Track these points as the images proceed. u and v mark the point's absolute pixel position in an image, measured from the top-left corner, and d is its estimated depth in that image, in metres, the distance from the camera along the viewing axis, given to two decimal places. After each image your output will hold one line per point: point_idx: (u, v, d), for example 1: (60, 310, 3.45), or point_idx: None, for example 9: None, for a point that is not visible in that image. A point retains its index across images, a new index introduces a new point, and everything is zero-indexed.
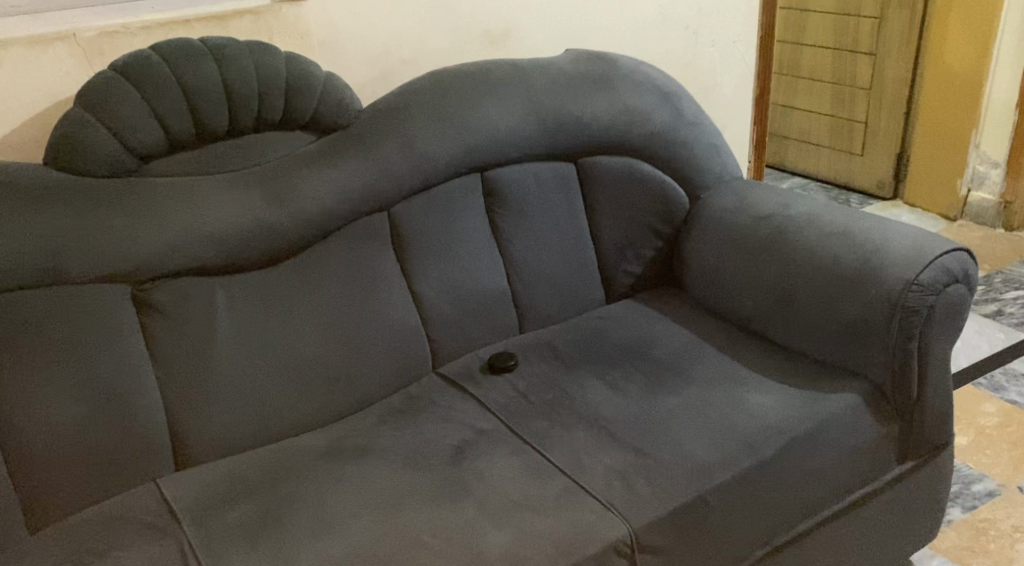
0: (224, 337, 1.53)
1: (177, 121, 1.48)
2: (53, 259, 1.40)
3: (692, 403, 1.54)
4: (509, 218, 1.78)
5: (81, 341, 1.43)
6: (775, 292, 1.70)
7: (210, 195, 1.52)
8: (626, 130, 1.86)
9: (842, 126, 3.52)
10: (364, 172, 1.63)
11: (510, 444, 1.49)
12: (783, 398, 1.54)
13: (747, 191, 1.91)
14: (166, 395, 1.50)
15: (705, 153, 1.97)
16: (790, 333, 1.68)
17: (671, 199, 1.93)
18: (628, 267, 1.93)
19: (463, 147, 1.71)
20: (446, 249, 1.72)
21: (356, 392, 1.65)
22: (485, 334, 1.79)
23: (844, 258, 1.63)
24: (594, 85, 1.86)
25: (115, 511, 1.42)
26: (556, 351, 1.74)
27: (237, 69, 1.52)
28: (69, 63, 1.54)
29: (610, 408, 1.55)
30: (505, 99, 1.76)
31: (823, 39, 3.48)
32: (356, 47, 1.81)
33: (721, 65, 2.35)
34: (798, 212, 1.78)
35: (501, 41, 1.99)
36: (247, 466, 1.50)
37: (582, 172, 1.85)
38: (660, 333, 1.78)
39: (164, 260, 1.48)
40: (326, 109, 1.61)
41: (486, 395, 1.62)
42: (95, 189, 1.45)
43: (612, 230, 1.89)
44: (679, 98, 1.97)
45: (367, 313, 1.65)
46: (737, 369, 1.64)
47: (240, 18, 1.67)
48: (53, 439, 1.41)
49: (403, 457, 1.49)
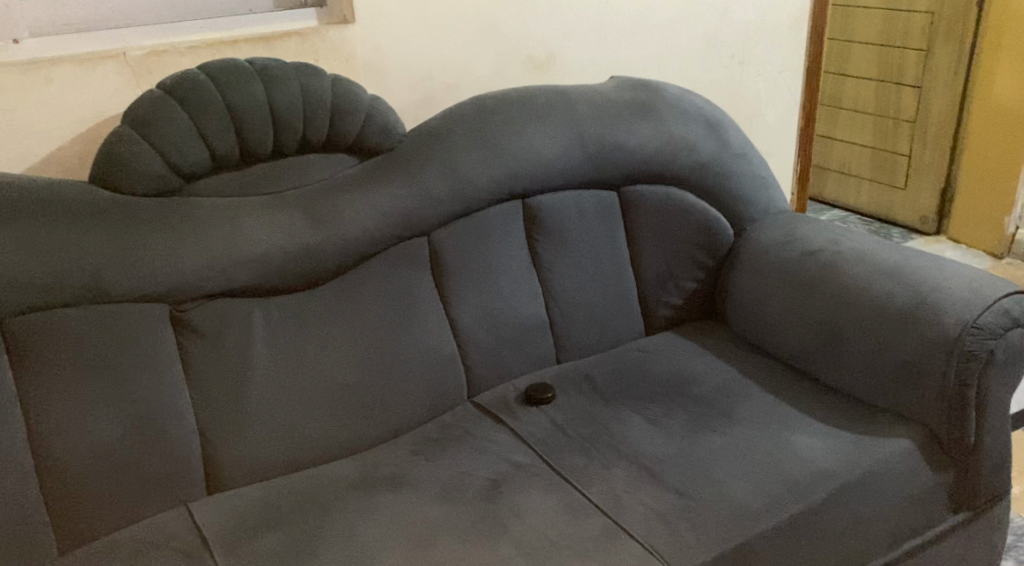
0: (261, 361, 1.51)
1: (222, 141, 1.48)
2: (94, 277, 1.39)
3: (735, 444, 1.50)
4: (549, 246, 1.76)
5: (118, 361, 1.41)
6: (822, 331, 1.66)
7: (252, 217, 1.51)
8: (671, 160, 1.83)
9: (886, 158, 3.46)
10: (405, 197, 1.61)
11: (547, 480, 1.46)
12: (831, 441, 1.49)
13: (794, 225, 1.87)
14: (201, 418, 1.48)
15: (751, 185, 1.93)
16: (838, 374, 1.63)
17: (716, 231, 1.90)
18: (668, 299, 1.89)
19: (505, 173, 1.69)
20: (486, 277, 1.70)
21: (391, 420, 1.62)
22: (522, 365, 1.76)
23: (897, 297, 1.58)
24: (640, 113, 1.83)
25: (142, 535, 1.40)
26: (595, 384, 1.70)
27: (283, 91, 1.51)
28: (118, 81, 1.55)
29: (651, 445, 1.51)
30: (549, 126, 1.74)
31: (867, 71, 3.44)
32: (400, 70, 1.80)
33: (766, 96, 2.32)
34: (848, 249, 1.73)
35: (545, 67, 1.97)
36: (281, 493, 1.48)
37: (625, 200, 1.83)
38: (702, 369, 1.73)
39: (203, 280, 1.47)
40: (370, 131, 1.60)
41: (523, 427, 1.59)
42: (138, 207, 1.44)
43: (654, 261, 1.86)
44: (725, 128, 1.94)
45: (405, 339, 1.63)
46: (782, 409, 1.59)
47: (287, 40, 1.68)
48: (84, 461, 1.39)
49: (437, 490, 1.45)
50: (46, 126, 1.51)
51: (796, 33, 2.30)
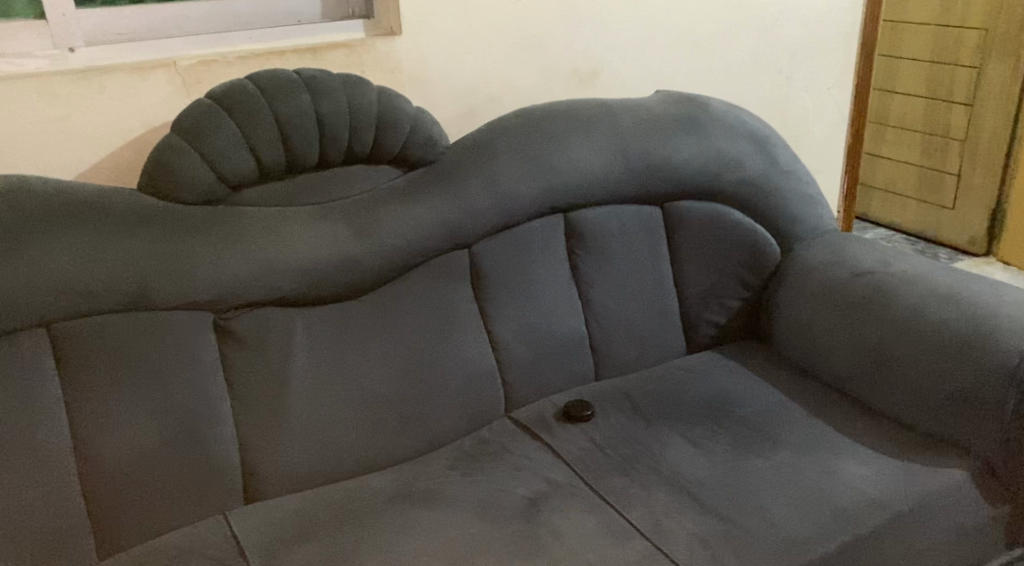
0: (301, 371, 1.51)
1: (268, 151, 1.48)
2: (140, 284, 1.40)
3: (780, 470, 1.47)
4: (591, 261, 1.74)
5: (162, 368, 1.42)
6: (873, 355, 1.62)
7: (298, 228, 1.51)
8: (717, 176, 1.81)
9: (933, 177, 3.39)
10: (447, 209, 1.60)
11: (585, 500, 1.44)
12: (881, 470, 1.46)
13: (843, 245, 1.84)
14: (240, 427, 1.48)
15: (799, 203, 1.90)
16: (888, 399, 1.59)
17: (762, 249, 1.87)
18: (711, 317, 1.87)
19: (547, 187, 1.67)
20: (526, 292, 1.69)
21: (427, 434, 1.61)
22: (560, 381, 1.74)
23: (953, 322, 1.54)
24: (686, 128, 1.81)
25: (179, 543, 1.40)
26: (635, 402, 1.68)
27: (330, 102, 1.51)
28: (168, 90, 1.57)
29: (693, 468, 1.49)
30: (593, 140, 1.72)
31: (916, 88, 3.38)
32: (444, 83, 1.80)
33: (813, 113, 2.29)
34: (900, 271, 1.70)
35: (590, 81, 1.96)
36: (317, 504, 1.47)
37: (669, 217, 1.80)
38: (744, 390, 1.71)
39: (248, 289, 1.47)
40: (414, 144, 1.60)
41: (561, 445, 1.57)
42: (185, 215, 1.45)
43: (698, 279, 1.83)
44: (774, 144, 1.91)
45: (443, 352, 1.62)
46: (827, 434, 1.56)
47: (334, 51, 1.69)
48: (125, 466, 1.40)
49: (474, 506, 1.44)
50: (97, 133, 1.53)
51: (845, 49, 2.26)
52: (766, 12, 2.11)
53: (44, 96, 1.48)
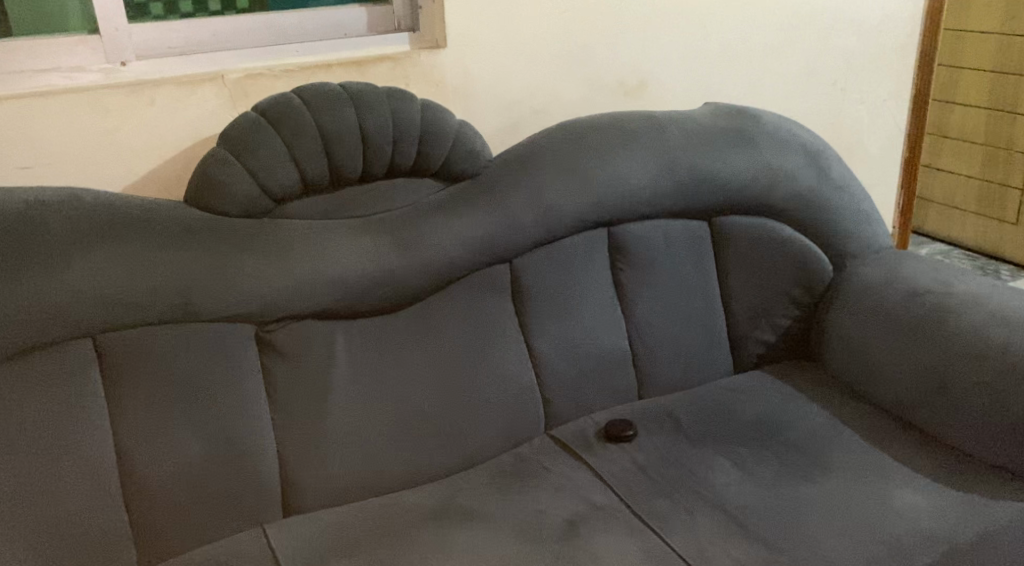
0: (342, 385, 1.51)
1: (312, 164, 1.48)
2: (184, 296, 1.41)
3: (830, 497, 1.43)
4: (636, 277, 1.71)
5: (205, 381, 1.43)
6: (929, 378, 1.57)
7: (341, 241, 1.51)
8: (766, 191, 1.76)
9: (994, 191, 3.29)
10: (490, 224, 1.59)
11: (626, 523, 1.41)
12: (937, 501, 1.41)
13: (898, 263, 1.78)
14: (280, 440, 1.49)
15: (852, 219, 1.85)
16: (944, 424, 1.54)
17: (813, 267, 1.82)
18: (759, 336, 1.82)
19: (591, 201, 1.65)
20: (568, 307, 1.66)
21: (466, 450, 1.60)
22: (602, 399, 1.71)
23: (1016, 346, 1.49)
24: (736, 141, 1.77)
25: (218, 555, 1.40)
26: (679, 422, 1.65)
27: (374, 115, 1.51)
28: (216, 103, 1.59)
29: (738, 493, 1.45)
30: (640, 153, 1.69)
31: (976, 99, 3.28)
32: (488, 96, 1.79)
33: (868, 126, 2.23)
34: (958, 291, 1.64)
35: (636, 93, 1.93)
36: (356, 519, 1.47)
37: (718, 232, 1.77)
38: (793, 412, 1.66)
39: (290, 302, 1.48)
40: (457, 156, 1.59)
41: (602, 465, 1.55)
42: (230, 228, 1.46)
43: (746, 296, 1.79)
44: (826, 158, 1.86)
45: (484, 368, 1.61)
46: (881, 461, 1.51)
47: (380, 64, 1.69)
48: (167, 478, 1.41)
49: (513, 526, 1.43)
50: (146, 146, 1.55)
51: (901, 60, 2.20)
52: (821, 21, 2.06)
53: (96, 110, 1.50)
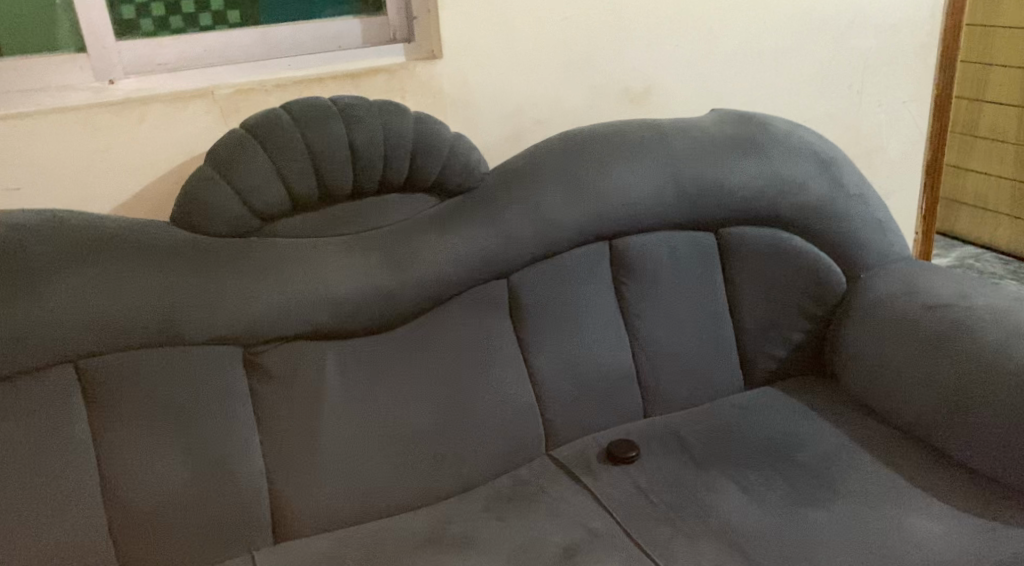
0: (333, 408, 1.47)
1: (300, 182, 1.44)
2: (167, 319, 1.38)
3: (841, 524, 1.36)
4: (639, 291, 1.65)
5: (191, 404, 1.40)
6: (947, 397, 1.49)
7: (330, 261, 1.47)
8: (776, 201, 1.69)
9: None
10: (485, 239, 1.54)
11: (625, 552, 1.36)
12: (955, 528, 1.34)
13: (915, 275, 1.70)
14: (269, 465, 1.45)
15: (867, 228, 1.77)
16: (963, 446, 1.46)
17: (826, 279, 1.74)
18: (769, 350, 1.75)
19: (591, 214, 1.59)
20: (569, 324, 1.61)
21: (463, 472, 1.55)
22: (606, 417, 1.65)
23: None
24: (744, 149, 1.70)
25: None
26: (685, 443, 1.58)
27: (364, 130, 1.47)
28: (206, 119, 1.56)
29: (744, 518, 1.39)
30: (642, 163, 1.63)
31: (1008, 98, 3.17)
32: (489, 106, 1.74)
33: (887, 129, 2.15)
34: (978, 305, 1.56)
35: (642, 100, 1.88)
36: (348, 545, 1.43)
37: (725, 243, 1.70)
38: (804, 431, 1.59)
39: (278, 323, 1.44)
40: (451, 170, 1.54)
41: (603, 488, 1.49)
42: (215, 248, 1.42)
43: (755, 310, 1.72)
44: (840, 165, 1.78)
45: (480, 388, 1.56)
46: (896, 484, 1.44)
47: (374, 77, 1.65)
48: (154, 505, 1.38)
49: (507, 554, 1.38)
50: (137, 164, 1.53)
51: (922, 60, 2.12)
52: (834, 22, 1.98)
53: (84, 128, 1.48)
